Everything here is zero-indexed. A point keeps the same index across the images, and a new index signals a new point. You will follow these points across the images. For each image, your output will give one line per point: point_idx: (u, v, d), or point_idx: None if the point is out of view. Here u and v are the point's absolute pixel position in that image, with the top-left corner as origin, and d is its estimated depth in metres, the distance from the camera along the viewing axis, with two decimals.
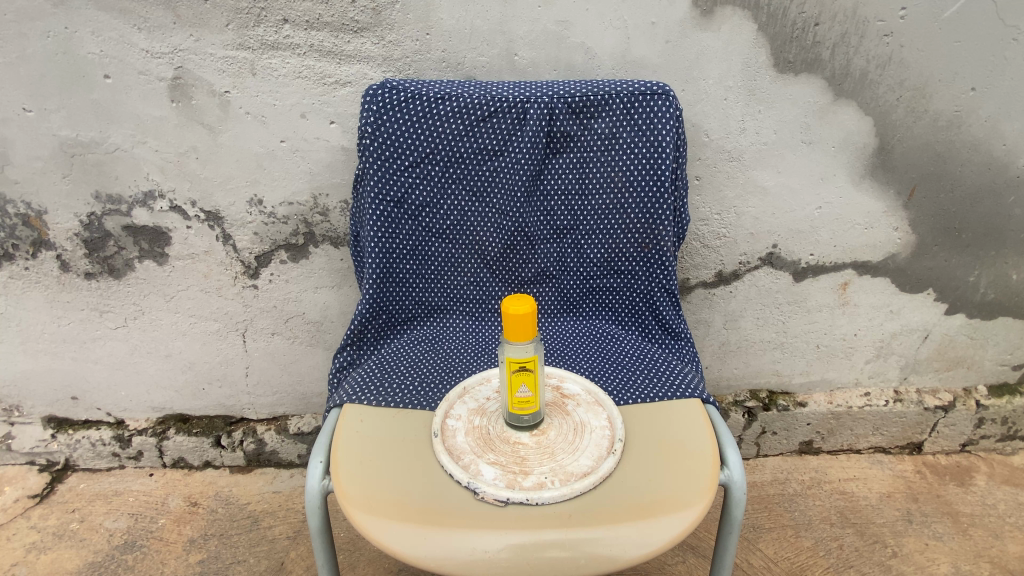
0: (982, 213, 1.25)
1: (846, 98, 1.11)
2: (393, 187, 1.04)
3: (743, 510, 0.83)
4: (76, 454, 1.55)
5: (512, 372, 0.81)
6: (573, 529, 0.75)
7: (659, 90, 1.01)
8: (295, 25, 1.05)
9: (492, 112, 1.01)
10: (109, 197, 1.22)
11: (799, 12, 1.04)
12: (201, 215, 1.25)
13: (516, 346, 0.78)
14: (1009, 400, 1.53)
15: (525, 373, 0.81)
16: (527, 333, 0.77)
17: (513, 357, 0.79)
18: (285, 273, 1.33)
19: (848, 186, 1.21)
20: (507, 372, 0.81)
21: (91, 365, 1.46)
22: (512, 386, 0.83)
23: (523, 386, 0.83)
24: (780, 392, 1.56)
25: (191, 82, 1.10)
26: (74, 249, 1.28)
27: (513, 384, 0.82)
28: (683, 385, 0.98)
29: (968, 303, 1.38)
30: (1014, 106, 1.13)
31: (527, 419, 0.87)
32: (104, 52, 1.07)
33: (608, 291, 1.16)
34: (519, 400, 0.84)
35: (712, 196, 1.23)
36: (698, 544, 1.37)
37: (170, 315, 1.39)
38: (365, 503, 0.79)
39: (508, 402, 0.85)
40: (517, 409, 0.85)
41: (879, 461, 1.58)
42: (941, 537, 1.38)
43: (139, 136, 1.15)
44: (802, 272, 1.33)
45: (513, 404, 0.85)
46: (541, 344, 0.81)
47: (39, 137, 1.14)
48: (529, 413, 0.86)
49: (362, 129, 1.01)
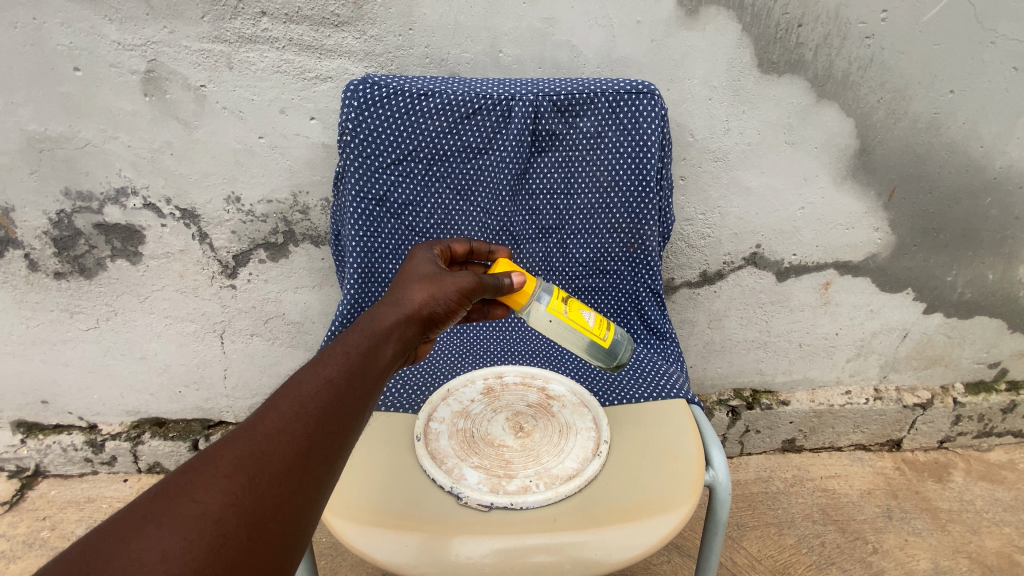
0: (961, 213, 1.26)
1: (829, 99, 1.11)
2: (375, 185, 1.02)
3: (728, 511, 0.81)
4: (47, 459, 1.51)
5: (564, 317, 0.88)
6: (557, 533, 0.74)
7: (645, 89, 0.99)
8: (274, 18, 1.02)
9: (476, 110, 0.99)
10: (80, 194, 1.18)
11: (784, 12, 1.03)
12: (176, 213, 1.21)
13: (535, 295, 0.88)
14: (985, 397, 1.56)
15: (567, 303, 0.89)
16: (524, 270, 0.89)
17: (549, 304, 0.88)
18: (264, 272, 1.31)
19: (830, 187, 1.22)
20: (561, 319, 0.88)
21: (62, 368, 1.42)
22: (580, 327, 0.89)
23: (582, 313, 0.89)
24: (763, 391, 1.57)
25: (164, 76, 1.06)
26: (43, 247, 1.23)
27: (577, 322, 0.89)
28: (669, 385, 0.97)
29: (946, 302, 1.40)
30: (993, 109, 1.14)
31: (614, 332, 0.93)
32: (74, 44, 1.03)
33: (594, 291, 1.15)
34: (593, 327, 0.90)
35: (697, 196, 1.23)
36: (682, 543, 1.37)
37: (145, 316, 1.35)
38: (344, 509, 0.76)
39: (598, 340, 0.91)
40: (605, 335, 0.91)
41: (859, 458, 1.61)
42: (920, 533, 1.40)
43: (111, 131, 1.11)
44: (785, 272, 1.34)
45: (600, 339, 0.91)
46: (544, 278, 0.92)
47: (5, 131, 1.10)
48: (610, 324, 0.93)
49: (342, 126, 0.97)
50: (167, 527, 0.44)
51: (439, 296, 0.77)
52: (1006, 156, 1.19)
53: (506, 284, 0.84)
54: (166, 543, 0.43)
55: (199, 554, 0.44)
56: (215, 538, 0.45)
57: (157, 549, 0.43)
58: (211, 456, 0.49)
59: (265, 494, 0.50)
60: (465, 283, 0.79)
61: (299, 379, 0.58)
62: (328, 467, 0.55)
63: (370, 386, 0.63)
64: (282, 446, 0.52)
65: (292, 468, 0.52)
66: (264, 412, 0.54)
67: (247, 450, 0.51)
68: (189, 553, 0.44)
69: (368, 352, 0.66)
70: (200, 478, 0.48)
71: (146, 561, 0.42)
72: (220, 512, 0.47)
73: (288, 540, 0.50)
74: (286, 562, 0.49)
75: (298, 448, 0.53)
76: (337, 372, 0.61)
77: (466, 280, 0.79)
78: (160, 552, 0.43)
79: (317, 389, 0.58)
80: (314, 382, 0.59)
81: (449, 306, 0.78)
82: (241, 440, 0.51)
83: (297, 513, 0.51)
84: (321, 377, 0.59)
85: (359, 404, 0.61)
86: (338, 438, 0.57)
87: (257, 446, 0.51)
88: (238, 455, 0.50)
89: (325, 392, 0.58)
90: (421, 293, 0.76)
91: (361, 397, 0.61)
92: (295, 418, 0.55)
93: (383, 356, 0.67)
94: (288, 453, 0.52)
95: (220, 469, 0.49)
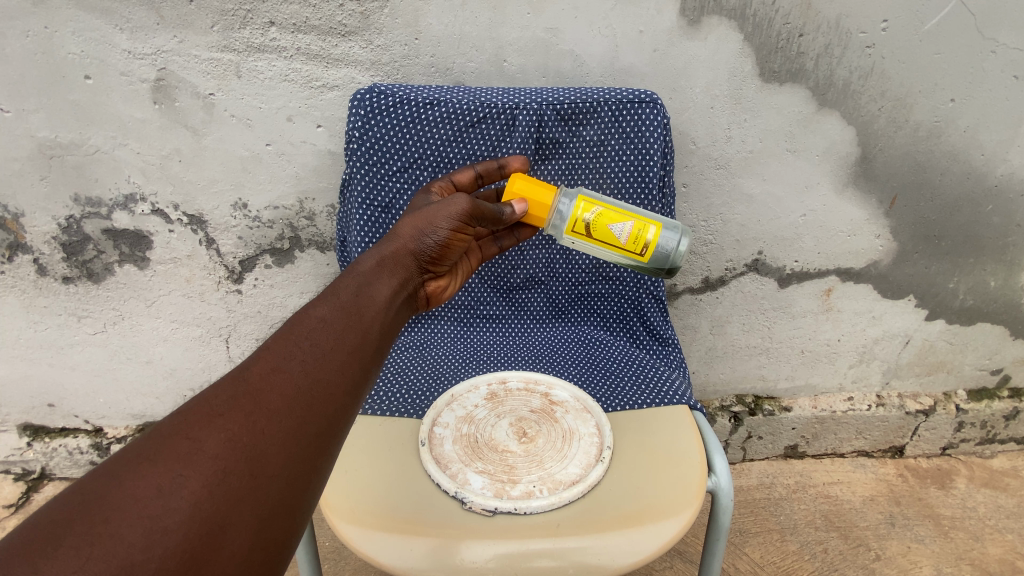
0: (962, 221, 1.26)
1: (830, 108, 1.12)
2: (381, 192, 1.04)
3: (730, 517, 0.82)
4: (53, 462, 1.52)
5: (586, 237, 0.86)
6: (560, 538, 0.75)
7: (647, 98, 1.01)
8: (282, 28, 1.03)
9: (481, 118, 1.00)
10: (89, 200, 1.19)
11: (785, 22, 1.04)
12: (184, 219, 1.23)
13: (555, 210, 0.88)
14: (988, 404, 1.56)
15: (591, 222, 0.85)
16: (542, 192, 0.87)
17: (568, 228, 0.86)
18: (270, 278, 1.32)
19: (832, 194, 1.23)
20: (583, 239, 0.87)
21: (69, 372, 1.43)
22: (607, 243, 0.86)
23: (609, 231, 0.85)
24: (766, 397, 1.58)
25: (174, 84, 1.07)
26: (52, 252, 1.25)
27: (603, 240, 0.86)
28: (672, 391, 0.97)
29: (947, 309, 1.40)
30: (994, 118, 1.14)
31: (657, 246, 0.87)
32: (85, 53, 1.04)
33: (596, 297, 1.16)
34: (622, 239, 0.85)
35: (699, 203, 1.24)
36: (685, 548, 1.38)
37: (152, 320, 1.37)
38: (349, 513, 0.77)
39: (634, 257, 0.87)
40: (641, 251, 0.86)
41: (862, 465, 1.61)
42: (923, 540, 1.40)
43: (120, 138, 1.12)
44: (788, 278, 1.35)
45: (637, 255, 0.87)
46: (574, 193, 0.88)
47: (16, 138, 1.11)
48: (652, 240, 0.86)
49: (349, 133, 0.99)
50: (162, 465, 0.48)
51: (426, 227, 0.77)
52: (1007, 164, 1.20)
53: (508, 213, 0.83)
54: (162, 480, 0.47)
55: (197, 488, 0.48)
56: (213, 473, 0.49)
57: (152, 486, 0.47)
58: (207, 398, 0.53)
59: (263, 430, 0.53)
60: (458, 208, 0.78)
61: (292, 322, 0.61)
62: (329, 404, 0.58)
63: (369, 324, 0.66)
64: (276, 384, 0.56)
65: (289, 406, 0.55)
66: (259, 355, 0.58)
67: (239, 390, 0.54)
68: (186, 487, 0.48)
69: (362, 292, 0.68)
70: (196, 419, 0.52)
71: (142, 496, 0.46)
72: (216, 449, 0.50)
73: (293, 475, 0.54)
74: (293, 495, 0.53)
75: (293, 390, 0.56)
76: (329, 312, 0.63)
77: (460, 203, 0.78)
78: (155, 488, 0.47)
79: (311, 329, 0.61)
80: (307, 323, 0.61)
81: (442, 234, 0.78)
82: (232, 382, 0.55)
83: (301, 449, 0.55)
84: (314, 317, 0.62)
85: (359, 343, 0.63)
86: (337, 375, 0.59)
87: (250, 387, 0.55)
88: (232, 395, 0.54)
89: (319, 332, 0.61)
90: (408, 226, 0.77)
91: (360, 336, 0.64)
92: (288, 357, 0.58)
93: (380, 294, 0.70)
94: (282, 394, 0.55)
95: (210, 411, 0.52)
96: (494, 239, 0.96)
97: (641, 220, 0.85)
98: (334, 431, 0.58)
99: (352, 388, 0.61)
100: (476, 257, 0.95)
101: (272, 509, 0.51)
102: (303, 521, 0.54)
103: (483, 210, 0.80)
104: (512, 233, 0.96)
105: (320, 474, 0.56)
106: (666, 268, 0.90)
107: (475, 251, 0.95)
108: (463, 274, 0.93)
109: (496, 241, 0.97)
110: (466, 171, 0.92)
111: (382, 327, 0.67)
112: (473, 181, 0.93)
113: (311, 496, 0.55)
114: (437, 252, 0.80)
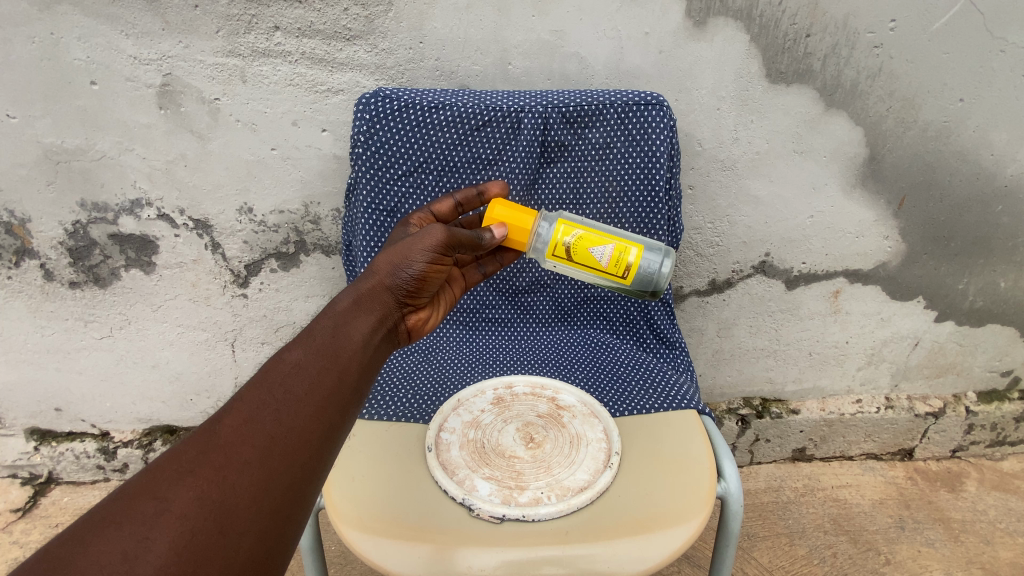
0: (971, 221, 1.25)
1: (837, 108, 1.11)
2: (387, 196, 1.04)
3: (740, 522, 0.82)
4: (60, 466, 1.53)
5: (567, 261, 0.86)
6: (568, 545, 0.75)
7: (654, 100, 1.00)
8: (287, 32, 1.03)
9: (486, 122, 1.00)
10: (95, 206, 1.19)
11: (791, 23, 1.03)
12: (189, 224, 1.23)
13: (537, 234, 0.88)
14: (998, 406, 1.55)
15: (572, 246, 0.84)
16: (523, 216, 0.87)
17: (552, 253, 0.86)
18: (275, 282, 1.32)
19: (839, 195, 1.22)
20: (564, 262, 0.86)
21: (76, 376, 1.43)
22: (588, 266, 0.85)
23: (589, 254, 0.84)
24: (773, 400, 1.58)
25: (179, 90, 1.07)
26: (58, 257, 1.25)
27: (584, 263, 0.85)
28: (679, 396, 0.96)
29: (957, 310, 1.39)
30: (1003, 117, 1.13)
31: (639, 268, 0.86)
32: (91, 59, 1.04)
33: (601, 300, 1.16)
34: (608, 261, 0.84)
35: (705, 204, 1.23)
36: (693, 553, 1.37)
37: (158, 324, 1.37)
38: (356, 520, 0.77)
39: (615, 279, 0.86)
40: (623, 274, 0.85)
41: (871, 468, 1.60)
42: (934, 543, 1.39)
43: (126, 143, 1.12)
44: (795, 280, 1.34)
45: (619, 278, 0.86)
46: (555, 217, 0.89)
47: (22, 143, 1.11)
48: (634, 262, 0.85)
49: (354, 138, 0.99)
50: (128, 527, 0.48)
51: (403, 261, 0.76)
52: (1017, 164, 1.18)
53: (488, 238, 0.82)
54: (126, 544, 0.47)
55: (163, 551, 0.48)
56: (180, 535, 0.49)
57: (117, 550, 0.47)
58: (175, 455, 0.53)
59: (234, 484, 0.53)
60: (434, 239, 0.76)
61: (267, 367, 0.61)
62: (305, 450, 0.58)
63: (348, 364, 0.65)
64: (248, 436, 0.55)
65: (263, 456, 0.55)
66: (231, 408, 0.57)
67: (201, 451, 0.53)
68: (153, 551, 0.48)
69: (339, 331, 0.67)
70: (164, 477, 0.52)
71: (106, 563, 0.46)
72: (184, 508, 0.50)
73: (265, 526, 0.53)
74: (265, 550, 0.53)
75: (265, 443, 0.56)
76: (306, 354, 0.63)
77: (436, 234, 0.77)
78: (120, 553, 0.47)
79: (286, 374, 0.60)
80: (282, 367, 0.61)
81: (419, 267, 0.76)
82: (202, 436, 0.54)
83: (272, 501, 0.54)
84: (289, 360, 0.62)
85: (337, 384, 0.63)
86: (313, 419, 0.59)
87: (220, 441, 0.54)
88: (202, 449, 0.54)
89: (294, 376, 0.61)
90: (385, 260, 0.76)
91: (338, 377, 0.63)
92: (261, 407, 0.57)
93: (357, 331, 0.69)
94: (254, 446, 0.55)
95: (172, 474, 0.52)
96: (477, 265, 0.95)
97: (622, 243, 0.84)
98: (308, 478, 0.57)
99: (330, 430, 0.61)
100: (459, 285, 0.93)
101: (243, 565, 0.51)
102: (276, 569, 0.54)
103: (459, 238, 0.78)
104: (495, 257, 0.96)
105: (295, 523, 0.56)
106: (649, 290, 0.89)
107: (458, 280, 0.93)
108: (447, 303, 0.91)
109: (479, 267, 0.96)
110: (446, 200, 0.91)
111: (362, 366, 0.67)
112: (453, 210, 0.92)
113: (284, 549, 0.55)
114: (415, 286, 0.77)
